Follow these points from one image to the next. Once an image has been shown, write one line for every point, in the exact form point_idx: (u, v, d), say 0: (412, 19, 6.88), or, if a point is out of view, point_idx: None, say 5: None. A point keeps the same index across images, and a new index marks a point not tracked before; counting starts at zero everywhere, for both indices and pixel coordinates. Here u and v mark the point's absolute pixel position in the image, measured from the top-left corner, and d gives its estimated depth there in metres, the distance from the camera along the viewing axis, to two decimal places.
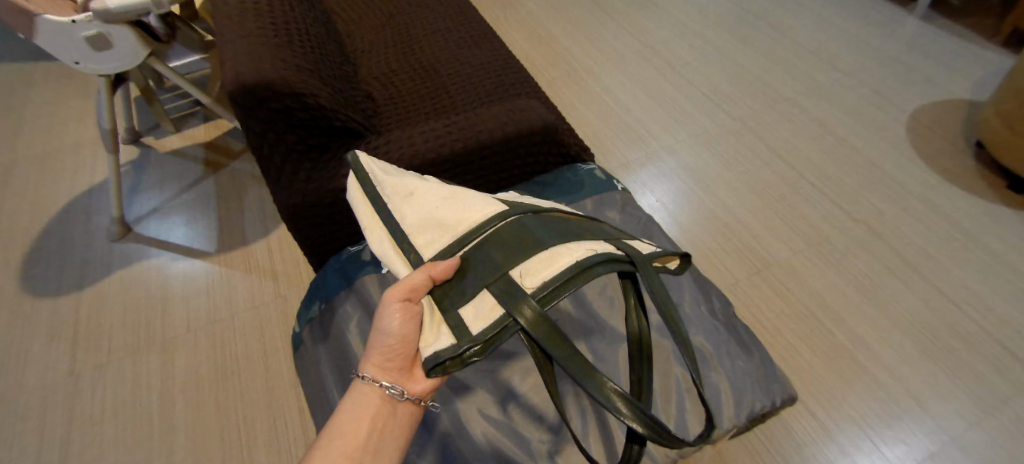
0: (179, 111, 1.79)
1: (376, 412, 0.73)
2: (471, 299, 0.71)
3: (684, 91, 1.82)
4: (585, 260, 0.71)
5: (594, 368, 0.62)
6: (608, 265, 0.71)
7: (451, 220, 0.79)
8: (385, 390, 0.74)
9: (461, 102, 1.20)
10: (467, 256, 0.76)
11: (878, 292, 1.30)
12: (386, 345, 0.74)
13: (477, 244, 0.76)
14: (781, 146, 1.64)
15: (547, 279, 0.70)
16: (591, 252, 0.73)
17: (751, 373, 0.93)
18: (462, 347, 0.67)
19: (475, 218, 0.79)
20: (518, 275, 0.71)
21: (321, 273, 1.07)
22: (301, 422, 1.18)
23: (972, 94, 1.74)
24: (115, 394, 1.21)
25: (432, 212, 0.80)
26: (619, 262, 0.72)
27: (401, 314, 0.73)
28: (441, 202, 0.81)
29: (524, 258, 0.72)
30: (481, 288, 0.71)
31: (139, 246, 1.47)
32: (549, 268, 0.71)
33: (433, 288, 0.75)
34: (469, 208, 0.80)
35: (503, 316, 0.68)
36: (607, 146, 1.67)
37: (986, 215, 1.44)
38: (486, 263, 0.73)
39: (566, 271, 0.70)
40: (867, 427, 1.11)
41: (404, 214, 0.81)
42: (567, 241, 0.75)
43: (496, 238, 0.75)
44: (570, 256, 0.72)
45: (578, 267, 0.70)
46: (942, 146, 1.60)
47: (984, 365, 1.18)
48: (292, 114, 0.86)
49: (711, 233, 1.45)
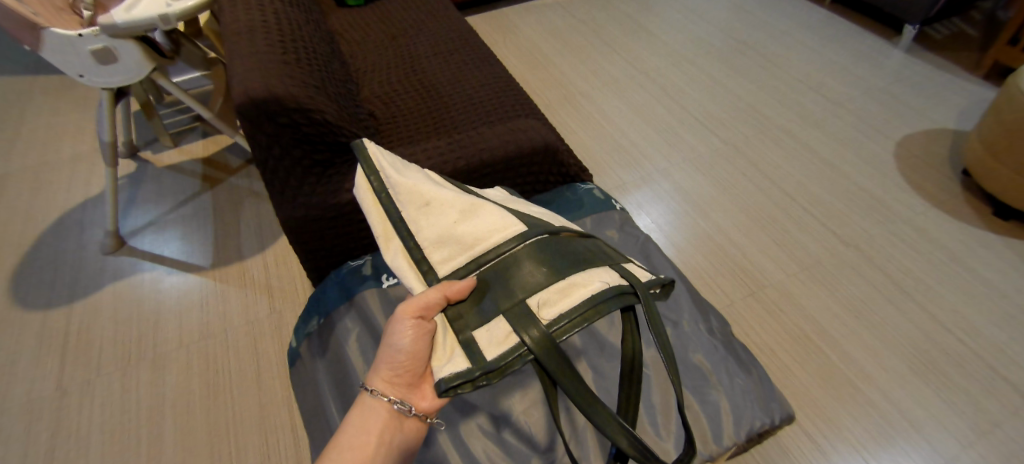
0: (178, 126, 1.80)
1: (383, 426, 0.74)
2: (487, 323, 0.71)
3: (678, 117, 1.87)
4: (599, 295, 0.70)
5: (592, 393, 0.64)
6: (621, 301, 0.71)
7: (466, 235, 0.78)
8: (393, 405, 0.75)
9: (462, 121, 1.22)
10: (482, 278, 0.75)
11: (870, 314, 1.32)
12: (395, 360, 0.75)
13: (493, 267, 0.76)
14: (773, 171, 1.68)
15: (563, 312, 0.70)
16: (605, 285, 0.72)
17: (752, 391, 0.93)
18: (475, 375, 0.68)
19: (494, 239, 0.77)
20: (536, 305, 0.71)
21: (320, 287, 1.06)
22: (294, 439, 1.16)
23: (956, 123, 1.79)
24: (103, 410, 1.18)
25: (448, 229, 0.79)
26: (625, 295, 0.71)
27: (413, 331, 0.73)
28: (456, 215, 0.80)
29: (541, 289, 0.72)
30: (497, 314, 0.71)
31: (133, 260, 1.45)
32: (565, 299, 0.71)
33: (447, 306, 0.74)
34: (487, 225, 0.78)
35: (518, 344, 0.68)
36: (603, 168, 1.69)
37: (973, 241, 1.47)
38: (503, 287, 0.73)
39: (581, 306, 0.70)
40: (863, 449, 1.11)
41: (420, 226, 0.79)
42: (582, 270, 0.74)
43: (511, 261, 0.75)
44: (585, 288, 0.72)
45: (592, 302, 0.70)
46: (929, 174, 1.65)
47: (976, 388, 1.19)
48: (299, 129, 0.87)
49: (705, 253, 1.47)
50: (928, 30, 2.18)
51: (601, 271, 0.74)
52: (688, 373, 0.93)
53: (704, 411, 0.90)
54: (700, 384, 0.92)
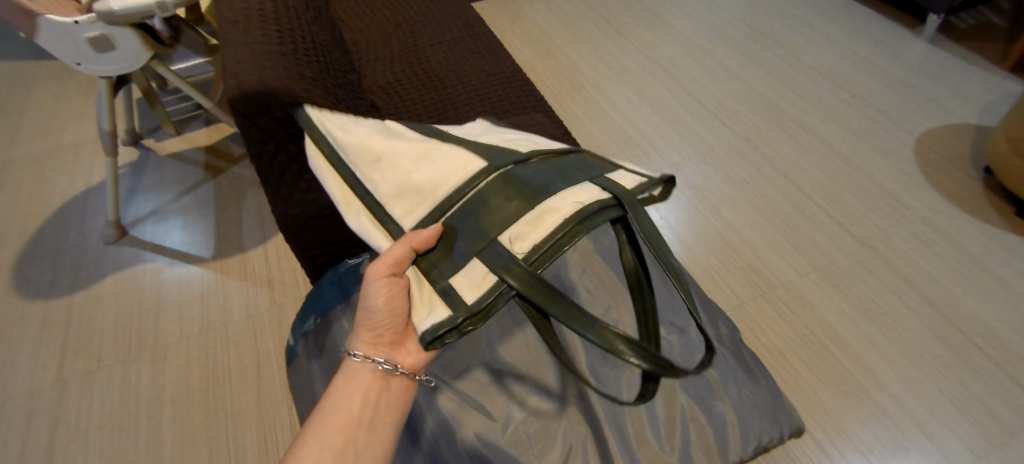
0: (181, 114, 1.78)
1: (368, 386, 0.75)
2: (461, 268, 0.71)
3: (690, 108, 1.81)
4: (573, 217, 0.70)
5: (586, 315, 0.62)
6: (600, 216, 0.70)
7: (426, 182, 0.78)
8: (377, 365, 0.76)
9: (466, 115, 1.18)
10: (450, 225, 0.75)
11: (885, 318, 1.28)
12: (375, 319, 0.76)
13: (462, 206, 0.75)
14: (787, 166, 1.62)
15: (538, 243, 0.70)
16: (581, 205, 0.71)
17: (758, 404, 0.91)
18: (458, 321, 0.68)
19: (455, 180, 0.77)
20: (508, 241, 0.71)
21: (316, 285, 1.03)
22: (292, 435, 1.15)
23: (980, 118, 1.73)
24: (102, 401, 1.18)
25: (407, 179, 0.79)
26: (603, 209, 0.70)
27: (386, 290, 0.74)
28: (414, 165, 0.79)
29: (512, 223, 0.72)
30: (472, 257, 0.71)
31: (134, 250, 1.44)
32: (538, 229, 0.70)
33: (419, 257, 0.74)
34: (447, 168, 0.78)
35: (497, 284, 0.69)
36: (612, 161, 1.65)
37: (993, 242, 1.42)
38: (470, 228, 0.73)
39: (553, 232, 0.70)
40: (871, 456, 1.09)
41: (376, 184, 0.79)
42: (554, 194, 0.73)
43: (479, 199, 0.75)
44: (558, 214, 0.71)
45: (567, 225, 0.69)
46: (950, 171, 1.59)
47: (992, 396, 1.15)
48: (294, 125, 0.84)
49: (714, 251, 1.43)
50: (953, 20, 2.10)
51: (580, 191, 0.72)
52: (694, 383, 0.89)
53: (709, 424, 0.87)
54: (706, 396, 0.88)
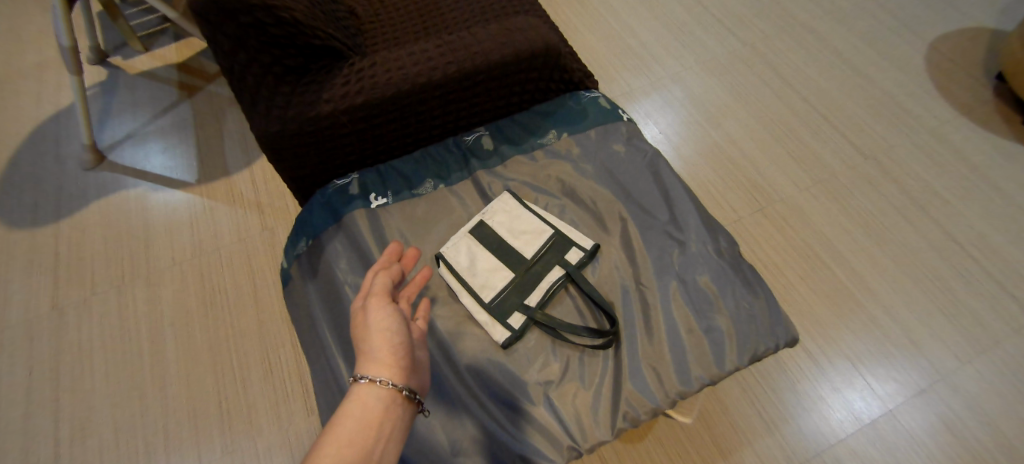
0: (147, 28, 1.65)
1: (376, 412, 0.62)
2: (468, 287, 0.87)
3: (694, 14, 1.69)
4: (539, 249, 0.90)
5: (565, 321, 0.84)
6: (559, 244, 0.91)
7: (427, 221, 0.95)
8: (381, 384, 0.64)
9: (454, 21, 1.09)
10: (444, 254, 0.90)
11: (882, 231, 1.28)
12: (374, 349, 0.67)
13: (453, 243, 0.91)
14: (793, 76, 1.55)
15: (519, 273, 0.88)
16: (542, 238, 0.91)
17: (756, 312, 0.85)
18: (495, 325, 0.85)
19: (452, 220, 0.96)
20: (497, 270, 0.89)
21: (305, 207, 0.99)
22: (295, 355, 1.17)
23: (997, 20, 1.63)
24: (103, 327, 1.19)
25: (413, 218, 0.95)
26: (559, 239, 0.91)
27: (376, 312, 0.71)
28: (416, 207, 0.96)
29: (495, 260, 0.90)
30: (474, 282, 0.88)
31: (115, 176, 1.39)
32: (517, 260, 0.90)
33: (441, 260, 0.89)
34: (443, 209, 0.96)
35: (501, 300, 0.86)
36: (610, 73, 1.57)
37: (997, 152, 1.39)
38: (467, 261, 0.90)
39: (528, 264, 0.89)
40: (858, 362, 1.12)
41: (386, 224, 0.94)
42: (519, 230, 0.92)
43: (471, 239, 0.91)
44: (526, 250, 0.90)
45: (536, 257, 0.89)
46: (962, 79, 1.52)
47: (980, 304, 1.18)
48: (264, 30, 0.77)
49: (714, 167, 1.39)
50: None
51: (531, 225, 0.92)
52: (690, 294, 0.87)
53: (704, 332, 0.84)
54: (702, 307, 0.86)
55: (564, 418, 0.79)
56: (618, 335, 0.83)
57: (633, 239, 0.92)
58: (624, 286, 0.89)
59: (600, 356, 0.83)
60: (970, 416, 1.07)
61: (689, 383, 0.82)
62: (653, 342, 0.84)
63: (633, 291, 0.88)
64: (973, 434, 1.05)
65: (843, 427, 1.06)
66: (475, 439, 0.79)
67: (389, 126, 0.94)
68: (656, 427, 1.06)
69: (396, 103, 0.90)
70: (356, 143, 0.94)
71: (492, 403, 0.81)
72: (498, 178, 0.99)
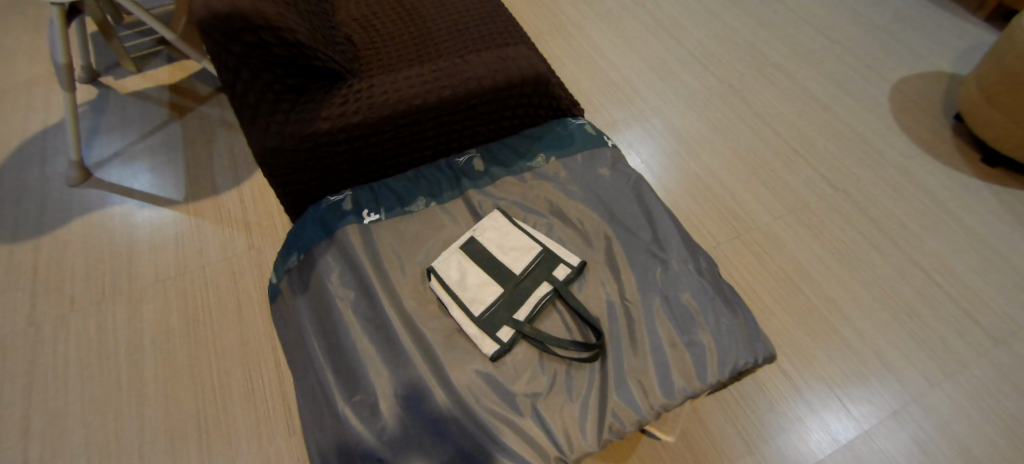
0: (139, 50, 1.67)
1: None
2: (458, 301, 0.89)
3: (673, 52, 1.78)
4: (527, 266, 0.92)
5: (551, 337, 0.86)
6: (546, 260, 0.93)
7: (419, 237, 0.97)
8: None
9: (446, 49, 1.14)
10: (435, 269, 0.92)
11: (853, 259, 1.33)
12: None
13: (444, 258, 0.93)
14: (768, 112, 1.63)
15: (508, 289, 0.90)
16: (530, 254, 0.94)
17: (735, 328, 0.88)
18: (485, 338, 0.86)
19: (442, 237, 0.98)
20: (488, 285, 0.91)
21: (298, 223, 1.00)
22: (277, 372, 1.16)
23: (953, 66, 1.75)
24: (79, 345, 1.16)
25: (405, 233, 0.97)
26: (546, 256, 0.94)
27: None
28: (407, 224, 0.98)
29: (486, 275, 0.92)
30: (465, 296, 0.89)
31: (101, 193, 1.38)
32: (507, 275, 0.92)
33: (433, 275, 0.91)
34: (435, 226, 0.99)
35: (490, 315, 0.88)
36: (594, 105, 1.63)
37: (958, 187, 1.47)
38: (458, 275, 0.91)
39: (516, 279, 0.91)
40: (834, 384, 1.15)
41: (379, 237, 0.96)
42: (509, 246, 0.94)
43: (463, 254, 0.94)
44: (515, 267, 0.93)
45: (523, 274, 0.92)
46: (923, 119, 1.62)
47: (947, 330, 1.23)
48: (268, 50, 0.81)
49: (694, 196, 1.44)
50: None
51: (520, 242, 0.95)
52: (672, 311, 0.90)
53: (686, 347, 0.87)
54: (685, 322, 0.89)
55: (552, 430, 0.81)
56: (602, 349, 0.85)
57: (618, 257, 0.95)
58: (610, 302, 0.91)
59: (587, 368, 0.85)
60: (942, 437, 1.10)
61: (673, 396, 0.84)
62: (639, 355, 0.86)
63: (619, 308, 0.91)
64: (945, 455, 1.08)
65: (821, 448, 1.08)
66: (462, 451, 0.79)
67: (384, 145, 0.97)
68: (640, 446, 1.07)
69: (392, 123, 0.93)
70: (351, 161, 0.97)
71: (480, 417, 0.81)
72: (489, 197, 1.02)
